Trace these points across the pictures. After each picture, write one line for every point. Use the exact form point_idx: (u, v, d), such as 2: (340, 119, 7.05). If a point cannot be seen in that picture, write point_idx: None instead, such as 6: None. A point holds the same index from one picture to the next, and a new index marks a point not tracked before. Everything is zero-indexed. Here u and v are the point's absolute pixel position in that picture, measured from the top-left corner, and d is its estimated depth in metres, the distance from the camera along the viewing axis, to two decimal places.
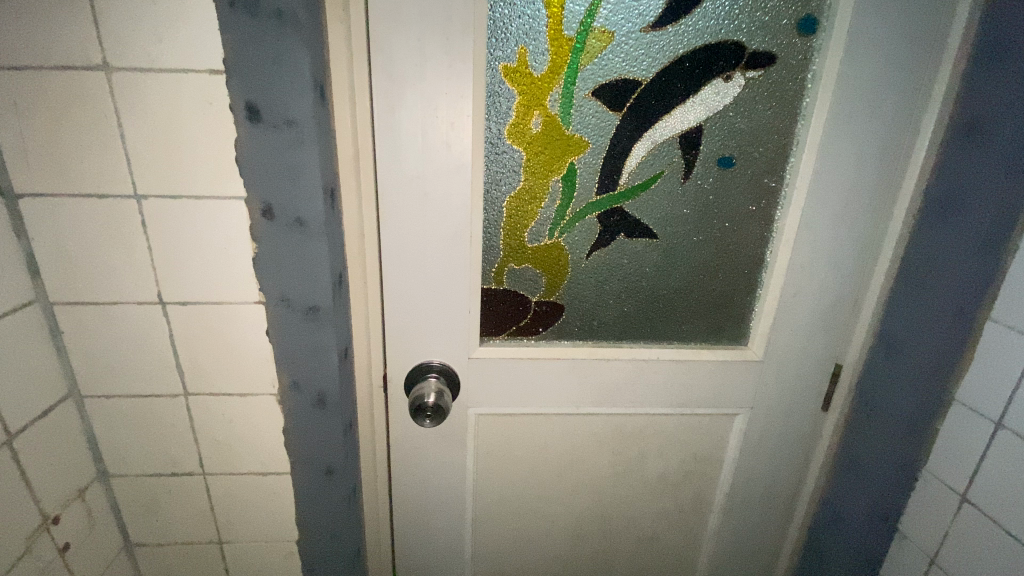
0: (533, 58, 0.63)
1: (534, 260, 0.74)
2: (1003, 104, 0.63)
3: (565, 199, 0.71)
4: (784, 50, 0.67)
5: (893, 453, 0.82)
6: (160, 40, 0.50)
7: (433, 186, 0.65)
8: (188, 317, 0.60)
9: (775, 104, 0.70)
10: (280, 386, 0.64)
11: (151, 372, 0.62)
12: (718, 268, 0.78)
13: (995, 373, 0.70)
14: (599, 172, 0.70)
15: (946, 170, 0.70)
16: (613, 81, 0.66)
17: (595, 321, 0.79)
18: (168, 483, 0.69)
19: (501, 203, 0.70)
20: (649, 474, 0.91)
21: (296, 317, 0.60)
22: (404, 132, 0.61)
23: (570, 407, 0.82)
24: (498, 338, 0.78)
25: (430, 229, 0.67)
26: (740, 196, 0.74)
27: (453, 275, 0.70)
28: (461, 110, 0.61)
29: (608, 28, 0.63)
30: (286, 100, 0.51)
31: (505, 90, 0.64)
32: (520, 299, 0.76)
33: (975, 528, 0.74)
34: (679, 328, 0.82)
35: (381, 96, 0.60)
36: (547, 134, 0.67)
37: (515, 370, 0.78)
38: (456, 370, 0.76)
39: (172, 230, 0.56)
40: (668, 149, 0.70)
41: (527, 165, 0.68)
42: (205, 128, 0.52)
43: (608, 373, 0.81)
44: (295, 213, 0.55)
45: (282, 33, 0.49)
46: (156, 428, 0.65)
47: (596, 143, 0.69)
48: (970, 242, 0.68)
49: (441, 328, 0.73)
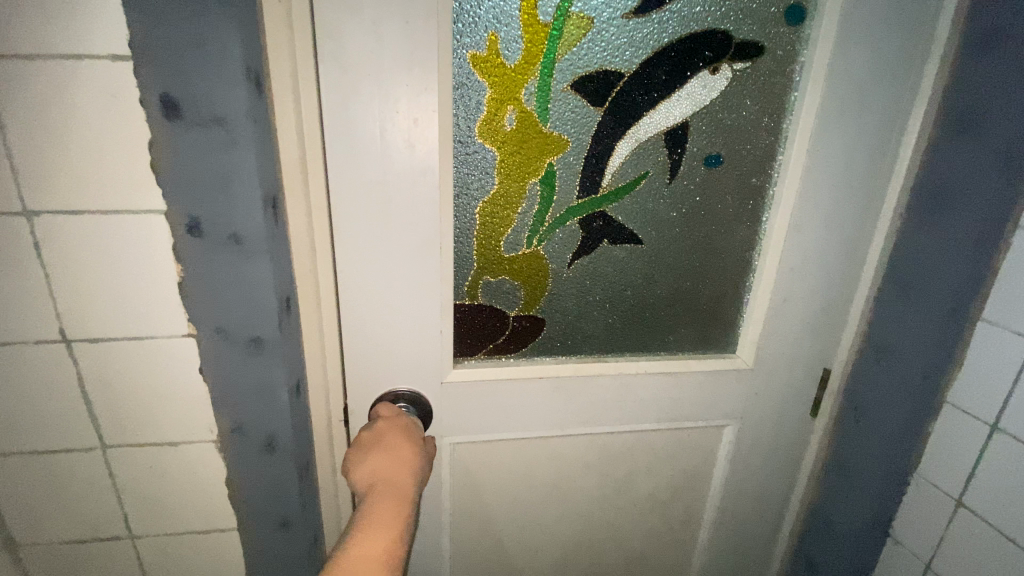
0: (505, 46, 0.56)
1: (511, 271, 0.67)
2: (997, 96, 0.60)
3: (544, 203, 0.64)
4: (771, 40, 0.62)
5: (887, 457, 0.79)
6: (47, 20, 0.40)
7: (395, 192, 0.56)
8: (102, 356, 0.50)
9: (763, 98, 0.65)
10: (220, 432, 0.55)
11: (59, 423, 0.52)
12: (706, 273, 0.73)
13: (991, 376, 0.68)
14: (580, 173, 0.64)
15: (936, 166, 0.67)
16: (594, 73, 0.60)
17: (579, 334, 0.73)
18: (90, 549, 0.58)
19: (472, 209, 0.63)
20: (638, 494, 0.85)
21: (235, 351, 0.51)
22: (360, 130, 0.53)
23: (554, 429, 0.76)
24: (473, 358, 0.71)
25: (393, 241, 0.59)
26: (727, 197, 0.69)
27: (422, 293, 0.62)
28: (426, 107, 0.54)
29: (587, 13, 0.57)
30: (211, 92, 0.42)
31: (474, 82, 0.57)
32: (497, 315, 0.69)
33: (973, 534, 0.73)
34: (666, 338, 0.77)
35: (329, 89, 0.51)
36: (523, 132, 0.60)
37: (494, 393, 0.71)
38: (427, 396, 0.68)
39: (76, 253, 0.46)
40: (653, 147, 0.65)
41: (501, 166, 0.61)
42: (112, 129, 0.43)
43: (594, 391, 0.74)
44: (229, 228, 0.46)
45: (204, 12, 0.40)
46: (68, 487, 0.55)
47: (576, 142, 0.62)
48: (964, 240, 0.65)
49: (409, 352, 0.65)
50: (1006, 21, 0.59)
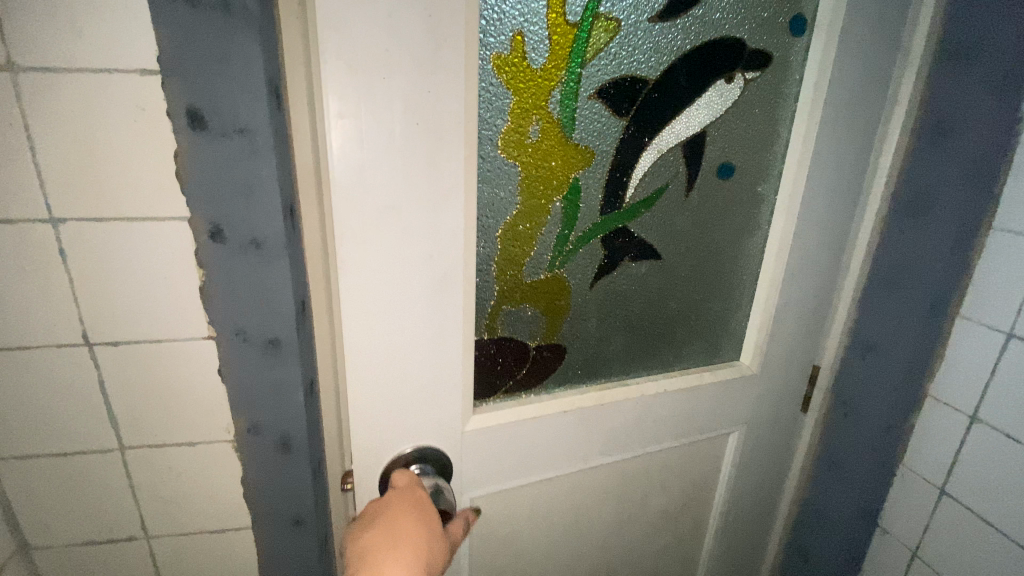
0: (531, 47, 0.55)
1: (535, 298, 0.68)
2: (972, 106, 0.65)
3: (568, 220, 0.65)
4: (778, 50, 0.66)
5: (873, 450, 0.83)
6: (78, 35, 0.42)
7: (416, 219, 0.53)
8: (123, 358, 0.51)
9: (768, 108, 0.68)
10: (236, 431, 0.56)
11: (79, 425, 0.53)
12: (713, 281, 0.77)
13: (967, 368, 0.73)
14: (605, 188, 0.65)
15: (913, 172, 0.71)
16: (619, 79, 0.61)
17: (600, 358, 0.75)
18: (105, 550, 0.59)
19: (494, 231, 0.61)
20: (646, 503, 0.86)
21: (253, 352, 0.53)
22: (379, 145, 0.49)
23: (578, 461, 0.75)
24: (496, 397, 0.70)
25: (407, 267, 0.55)
26: (735, 206, 0.73)
27: (441, 322, 0.59)
28: (446, 118, 0.50)
29: (614, 16, 0.58)
30: (235, 105, 0.44)
31: (499, 89, 0.56)
32: (518, 345, 0.69)
33: (956, 520, 0.77)
34: (679, 348, 0.80)
35: (339, 99, 0.46)
36: (547, 145, 0.60)
37: (518, 435, 0.70)
38: (444, 442, 0.65)
39: (100, 259, 0.48)
40: (673, 159, 0.67)
41: (526, 182, 0.61)
42: (139, 140, 0.45)
43: (617, 417, 0.75)
44: (249, 234, 0.48)
45: (230, 29, 0.42)
46: (85, 489, 0.56)
47: (600, 154, 0.63)
48: (944, 243, 0.70)
49: (429, 389, 0.61)
50: (981, 37, 0.63)
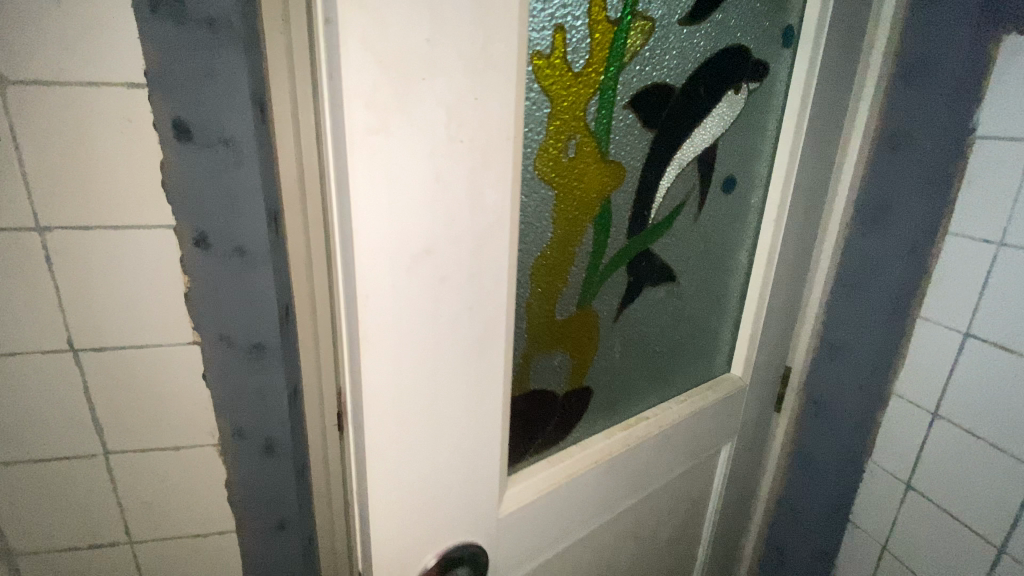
0: (573, 48, 0.46)
1: (563, 339, 0.59)
2: (924, 117, 0.69)
3: (598, 246, 0.57)
4: (774, 62, 0.65)
5: (841, 445, 0.87)
6: (67, 49, 0.43)
7: (448, 262, 0.38)
8: (108, 364, 0.52)
9: (761, 120, 0.67)
10: (220, 435, 0.57)
11: (64, 430, 0.53)
12: (708, 298, 0.75)
13: (926, 368, 0.75)
14: (632, 208, 0.59)
15: (875, 180, 0.74)
16: (648, 88, 0.55)
17: (622, 395, 0.69)
18: (88, 555, 0.60)
19: (527, 266, 0.52)
20: (659, 536, 0.80)
21: (237, 357, 0.54)
22: (399, 154, 0.33)
23: (607, 512, 0.66)
24: (526, 461, 0.58)
25: (448, 334, 0.40)
26: (729, 220, 0.71)
27: (479, 397, 0.44)
28: (496, 132, 0.37)
29: (648, 16, 0.52)
30: (221, 116, 0.46)
31: (540, 98, 0.46)
32: (545, 397, 0.59)
33: (920, 514, 0.79)
34: (683, 369, 0.77)
35: (364, 113, 0.31)
36: (583, 161, 0.52)
37: (556, 503, 0.58)
38: (480, 535, 0.50)
39: (86, 266, 0.48)
40: (691, 174, 0.64)
41: (561, 208, 0.52)
42: (125, 149, 0.46)
43: (645, 453, 0.68)
44: (234, 241, 0.50)
45: (215, 44, 0.44)
46: (68, 494, 0.56)
47: (630, 170, 0.57)
48: (901, 247, 0.74)
49: (460, 483, 0.46)
50: (930, 52, 0.67)
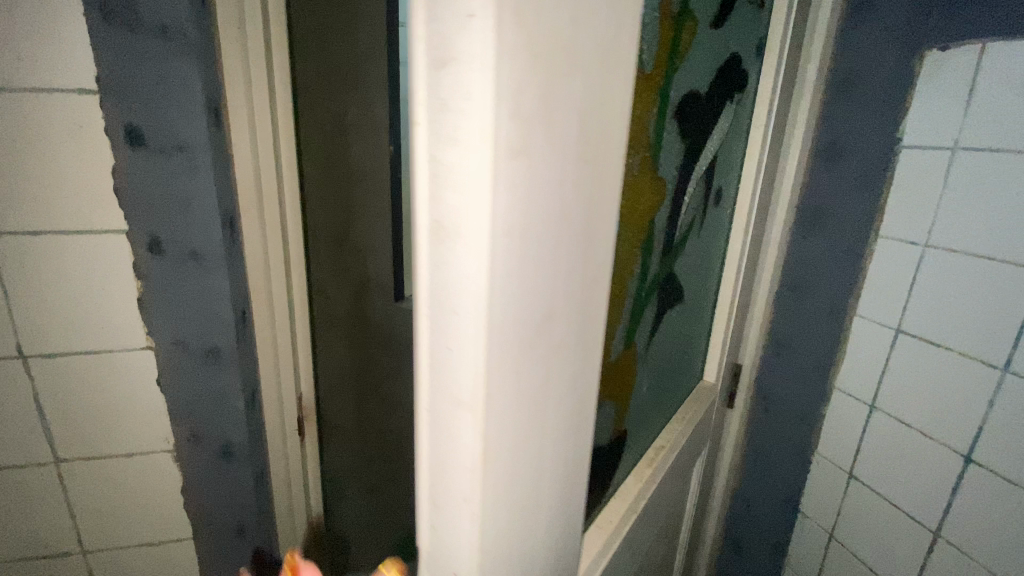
0: (648, 55, 0.42)
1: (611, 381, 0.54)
2: (852, 129, 0.74)
3: (642, 270, 0.53)
4: (750, 75, 0.68)
5: (789, 438, 0.92)
6: (15, 54, 0.43)
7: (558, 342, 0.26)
8: (59, 370, 0.52)
9: (738, 132, 0.70)
10: (176, 440, 0.57)
11: (11, 439, 0.52)
12: (696, 308, 0.77)
13: (863, 364, 0.79)
14: (665, 223, 0.57)
15: (815, 189, 0.79)
16: (686, 97, 0.53)
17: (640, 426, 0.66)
18: (38, 567, 0.58)
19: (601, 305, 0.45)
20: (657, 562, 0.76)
21: (192, 361, 0.55)
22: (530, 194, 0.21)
23: (635, 559, 0.62)
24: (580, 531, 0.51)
25: (557, 444, 0.28)
26: (713, 231, 0.74)
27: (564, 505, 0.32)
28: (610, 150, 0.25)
29: (692, 22, 0.50)
30: (174, 123, 0.47)
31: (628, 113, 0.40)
32: (594, 451, 0.53)
33: (864, 503, 0.82)
34: (676, 382, 0.77)
35: (503, 131, 0.18)
36: (642, 181, 0.47)
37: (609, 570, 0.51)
38: None
39: (35, 271, 0.48)
40: (700, 186, 0.63)
41: (626, 233, 0.47)
42: (76, 154, 0.46)
43: (662, 484, 0.66)
44: (188, 246, 0.51)
45: (169, 51, 0.45)
46: (17, 504, 0.55)
47: (668, 185, 0.55)
48: (838, 250, 0.78)
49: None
50: (858, 69, 0.72)
